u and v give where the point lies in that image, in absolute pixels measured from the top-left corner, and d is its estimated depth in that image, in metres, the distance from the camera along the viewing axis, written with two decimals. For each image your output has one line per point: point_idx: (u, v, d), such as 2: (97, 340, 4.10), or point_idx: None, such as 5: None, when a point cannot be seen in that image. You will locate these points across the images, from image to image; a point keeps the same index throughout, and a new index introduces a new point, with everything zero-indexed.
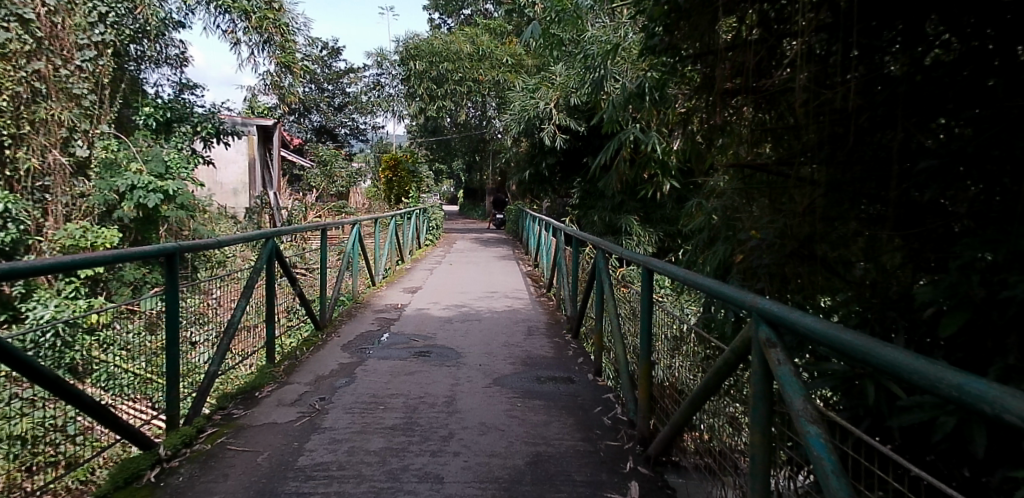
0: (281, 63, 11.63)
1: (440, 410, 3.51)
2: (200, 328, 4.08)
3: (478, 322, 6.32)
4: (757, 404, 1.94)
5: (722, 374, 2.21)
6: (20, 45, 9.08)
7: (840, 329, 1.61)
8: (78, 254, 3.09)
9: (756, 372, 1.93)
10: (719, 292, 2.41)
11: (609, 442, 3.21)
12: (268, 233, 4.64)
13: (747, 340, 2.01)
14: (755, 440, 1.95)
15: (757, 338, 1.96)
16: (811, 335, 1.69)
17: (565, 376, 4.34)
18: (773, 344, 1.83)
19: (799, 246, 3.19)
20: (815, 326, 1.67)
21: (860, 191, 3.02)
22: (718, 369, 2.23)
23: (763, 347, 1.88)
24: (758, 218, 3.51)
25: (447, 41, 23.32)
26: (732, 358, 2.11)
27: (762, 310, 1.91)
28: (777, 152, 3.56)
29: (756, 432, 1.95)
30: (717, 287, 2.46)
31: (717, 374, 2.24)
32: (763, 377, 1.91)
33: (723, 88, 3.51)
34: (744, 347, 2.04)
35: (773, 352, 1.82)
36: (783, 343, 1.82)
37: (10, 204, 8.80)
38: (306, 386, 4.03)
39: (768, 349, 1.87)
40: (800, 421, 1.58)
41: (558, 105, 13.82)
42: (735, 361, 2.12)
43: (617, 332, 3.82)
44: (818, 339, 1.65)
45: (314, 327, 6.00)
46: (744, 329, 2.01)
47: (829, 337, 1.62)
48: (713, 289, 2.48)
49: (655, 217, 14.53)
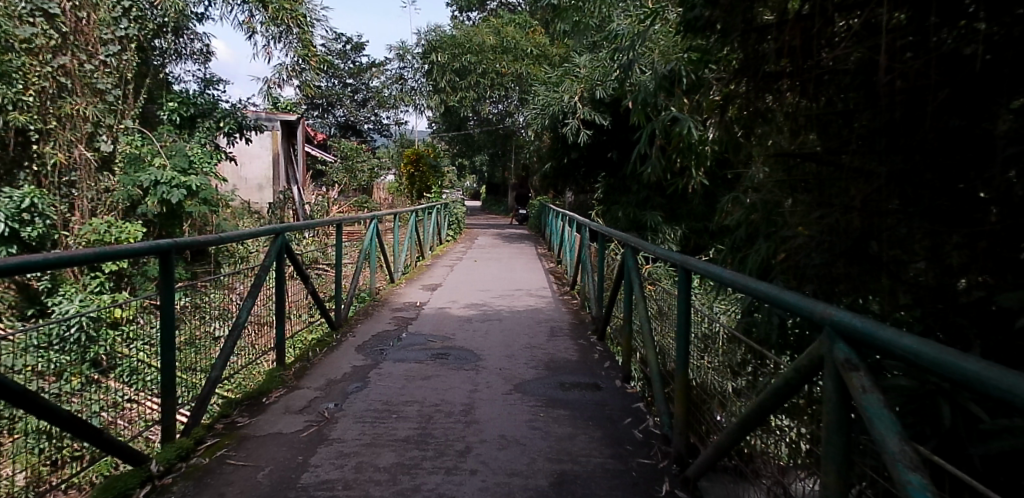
0: (300, 56, 11.49)
1: (457, 420, 3.28)
2: (223, 323, 4.05)
3: (499, 322, 6.09)
4: (833, 436, 1.61)
5: (780, 397, 1.89)
6: (46, 40, 9.21)
7: (941, 349, 1.25)
8: (62, 253, 2.63)
9: (831, 399, 1.58)
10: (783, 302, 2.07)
11: (641, 460, 2.94)
12: (280, 229, 4.38)
13: (816, 357, 1.67)
14: (831, 480, 1.62)
15: (832, 358, 1.61)
16: (903, 356, 1.34)
17: (591, 383, 4.08)
18: (854, 367, 1.48)
19: (850, 245, 2.91)
20: (909, 345, 1.32)
21: (918, 184, 2.72)
22: (776, 391, 1.90)
23: (839, 369, 1.54)
24: (803, 213, 3.21)
25: (470, 33, 23.00)
26: (795, 379, 1.78)
27: (838, 325, 1.56)
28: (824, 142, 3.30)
29: (830, 470, 1.62)
30: (778, 296, 2.14)
31: (772, 395, 1.92)
32: (839, 406, 1.57)
33: (761, 70, 3.32)
34: (811, 365, 1.70)
35: (853, 376, 1.46)
36: (865, 364, 1.47)
37: (37, 198, 8.96)
38: (317, 392, 3.83)
39: (846, 372, 1.52)
40: (895, 466, 1.23)
41: (583, 98, 13.45)
42: (797, 380, 1.78)
43: (649, 335, 3.56)
44: (914, 361, 1.30)
45: (330, 327, 5.82)
46: (815, 346, 1.67)
47: (930, 359, 1.25)
48: (775, 297, 2.15)
49: (681, 213, 14.12)
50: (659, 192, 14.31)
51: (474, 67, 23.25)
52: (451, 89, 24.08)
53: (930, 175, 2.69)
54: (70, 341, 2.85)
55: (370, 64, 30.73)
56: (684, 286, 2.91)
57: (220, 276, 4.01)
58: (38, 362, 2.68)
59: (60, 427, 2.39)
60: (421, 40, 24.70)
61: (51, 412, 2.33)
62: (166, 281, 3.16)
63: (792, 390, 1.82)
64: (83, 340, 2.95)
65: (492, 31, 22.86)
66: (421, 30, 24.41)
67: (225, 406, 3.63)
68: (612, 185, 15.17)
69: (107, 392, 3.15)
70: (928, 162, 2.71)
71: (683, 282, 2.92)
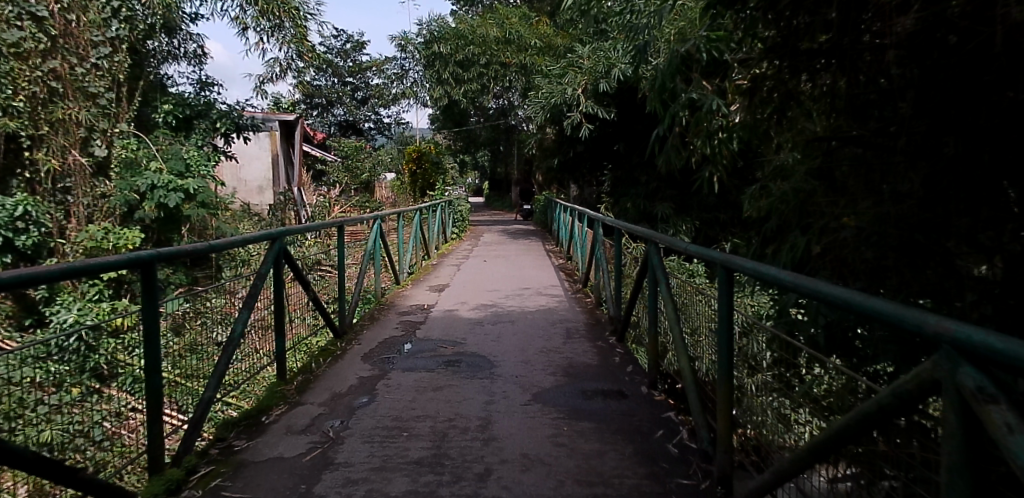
0: (294, 49, 11.12)
1: (474, 437, 3.03)
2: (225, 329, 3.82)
3: (511, 324, 5.84)
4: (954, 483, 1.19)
5: (866, 423, 1.50)
6: (34, 44, 8.91)
7: None
8: (37, 268, 2.27)
9: (954, 434, 1.17)
10: (858, 306, 1.67)
11: (679, 480, 2.69)
12: (277, 234, 4.11)
13: (920, 379, 1.27)
14: None
15: (948, 381, 1.20)
16: None
17: (615, 390, 3.83)
18: (988, 395, 1.06)
19: (902, 237, 2.64)
20: None
21: (978, 167, 2.45)
22: (860, 417, 1.54)
23: (964, 399, 1.12)
24: (851, 201, 2.95)
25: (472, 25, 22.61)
26: (888, 405, 1.39)
27: (957, 337, 1.15)
28: (865, 127, 3.08)
29: None
30: (845, 298, 1.75)
31: (858, 421, 1.52)
32: (963, 441, 1.15)
33: (797, 48, 3.11)
34: (916, 389, 1.29)
35: (987, 408, 1.05)
36: (1006, 393, 1.04)
37: (30, 206, 8.76)
38: (321, 407, 3.58)
39: (974, 403, 1.10)
40: None
41: (586, 91, 13.14)
42: (895, 407, 1.37)
43: (680, 340, 3.32)
44: None
45: (333, 335, 5.51)
46: (917, 367, 1.28)
47: None
48: (847, 301, 1.77)
49: (691, 204, 13.82)
50: (668, 183, 14.04)
51: (477, 57, 22.92)
52: (453, 81, 23.71)
53: (987, 155, 2.44)
54: (69, 351, 2.61)
55: (370, 61, 30.39)
56: (726, 286, 2.67)
57: (220, 281, 3.79)
58: (36, 373, 2.48)
59: (26, 471, 2.06)
60: (422, 32, 24.26)
61: (17, 456, 2.01)
62: (150, 297, 2.91)
63: (879, 418, 1.44)
64: (82, 350, 2.69)
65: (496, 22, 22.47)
66: (422, 21, 24.01)
67: (222, 430, 3.29)
68: (618, 177, 14.80)
69: (110, 402, 2.91)
70: (985, 141, 2.45)
71: (724, 282, 2.68)
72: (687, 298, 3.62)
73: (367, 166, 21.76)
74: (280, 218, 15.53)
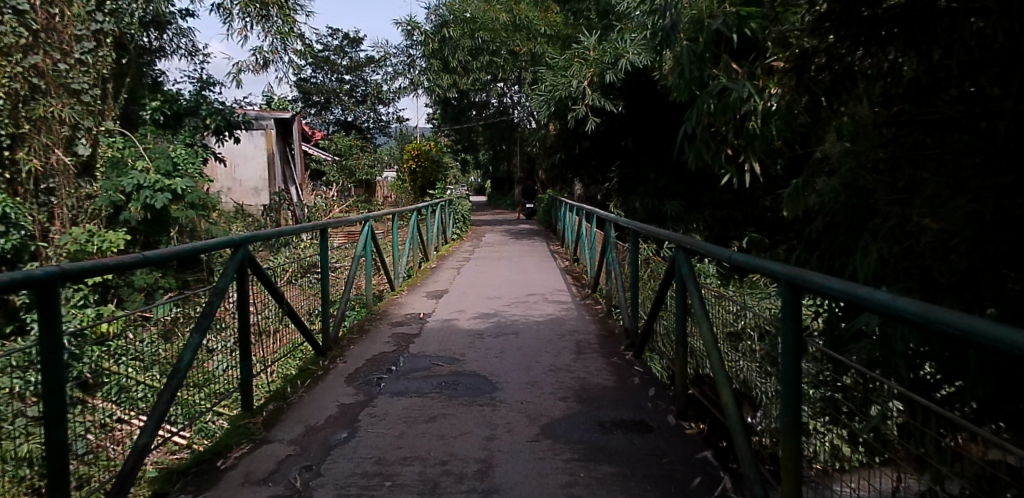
0: (284, 37, 10.54)
1: (472, 487, 2.55)
2: (218, 335, 3.57)
3: (515, 336, 5.35)
4: None
5: None
6: (14, 38, 8.28)
7: None
8: None
9: None
10: (1004, 345, 1.04)
11: None
12: (241, 239, 3.58)
13: None
14: None
15: None
16: None
17: (637, 421, 3.35)
18: None
19: (1009, 249, 2.15)
20: None
21: None
22: None
23: None
24: (930, 200, 2.49)
25: (481, 11, 22.05)
26: None
27: None
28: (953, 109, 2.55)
29: None
30: (958, 325, 1.19)
31: None
32: None
33: (860, 16, 2.74)
34: None
35: None
36: None
37: (10, 207, 8.12)
38: (290, 447, 3.08)
39: None
40: None
41: (592, 83, 12.59)
42: None
43: (721, 369, 2.83)
44: None
45: (316, 353, 4.96)
46: None
47: None
48: (958, 333, 1.21)
49: (703, 200, 13.35)
50: (677, 179, 13.58)
51: (486, 45, 22.39)
52: (461, 71, 23.11)
53: None
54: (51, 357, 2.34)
55: (369, 56, 29.83)
56: (792, 309, 2.14)
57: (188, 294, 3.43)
58: (14, 383, 2.24)
59: None
60: (428, 19, 23.50)
61: None
62: (49, 319, 2.17)
63: None
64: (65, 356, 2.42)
65: (505, 8, 21.85)
66: (432, 7, 23.18)
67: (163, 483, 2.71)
68: (625, 174, 14.28)
69: (95, 412, 2.69)
70: None
71: (789, 303, 2.14)
72: (735, 319, 3.13)
73: (364, 165, 21.28)
74: (274, 218, 14.99)
